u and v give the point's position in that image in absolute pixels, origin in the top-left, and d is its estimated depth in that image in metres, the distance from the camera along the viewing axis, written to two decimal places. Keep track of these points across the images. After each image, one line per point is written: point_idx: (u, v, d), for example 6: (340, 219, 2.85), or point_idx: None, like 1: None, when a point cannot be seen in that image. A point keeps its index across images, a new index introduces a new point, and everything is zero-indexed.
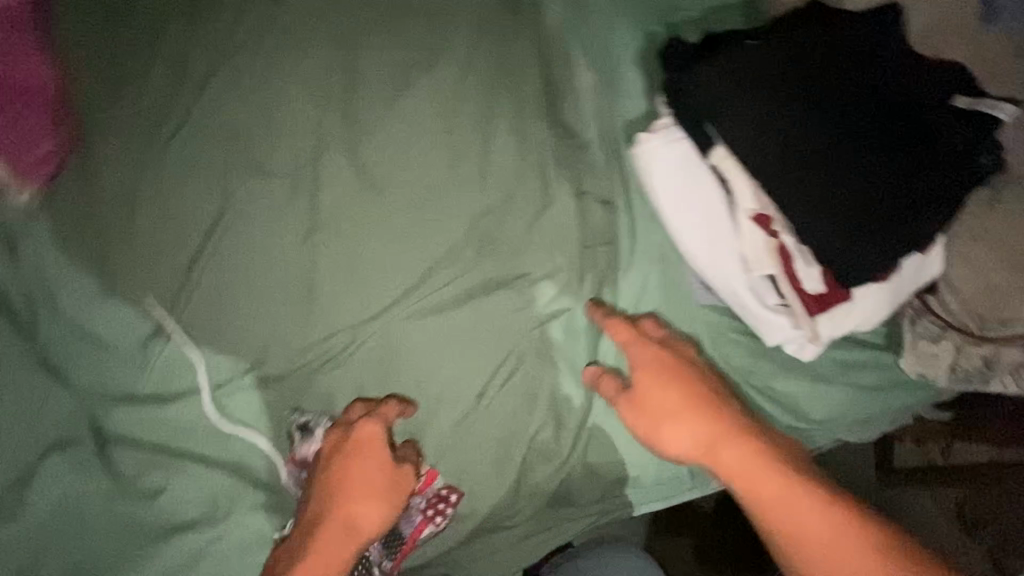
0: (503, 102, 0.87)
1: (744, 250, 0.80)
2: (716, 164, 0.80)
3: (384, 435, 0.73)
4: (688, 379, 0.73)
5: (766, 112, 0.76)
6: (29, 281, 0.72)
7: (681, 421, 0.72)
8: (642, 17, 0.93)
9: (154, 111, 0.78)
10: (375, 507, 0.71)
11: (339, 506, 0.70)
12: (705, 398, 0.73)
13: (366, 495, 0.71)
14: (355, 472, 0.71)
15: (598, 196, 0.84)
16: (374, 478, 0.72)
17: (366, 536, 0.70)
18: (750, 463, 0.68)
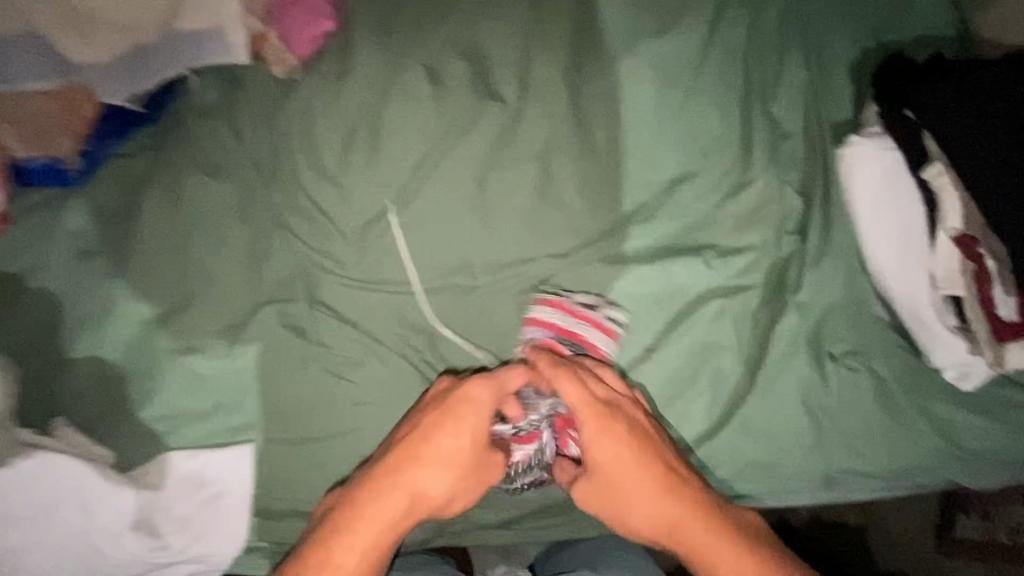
0: (720, 81, 0.89)
1: (936, 269, 0.81)
2: (928, 179, 0.80)
3: (482, 410, 0.68)
4: (655, 463, 0.71)
5: (994, 141, 0.77)
6: (277, 145, 0.76)
7: (651, 504, 0.70)
8: (860, 31, 0.96)
9: (413, 15, 0.82)
10: (446, 475, 0.67)
11: (401, 468, 0.67)
12: (667, 478, 0.70)
13: (431, 470, 0.67)
14: (438, 441, 0.67)
15: (797, 188, 0.87)
16: (447, 456, 0.67)
17: (432, 500, 0.68)
18: (711, 551, 0.68)
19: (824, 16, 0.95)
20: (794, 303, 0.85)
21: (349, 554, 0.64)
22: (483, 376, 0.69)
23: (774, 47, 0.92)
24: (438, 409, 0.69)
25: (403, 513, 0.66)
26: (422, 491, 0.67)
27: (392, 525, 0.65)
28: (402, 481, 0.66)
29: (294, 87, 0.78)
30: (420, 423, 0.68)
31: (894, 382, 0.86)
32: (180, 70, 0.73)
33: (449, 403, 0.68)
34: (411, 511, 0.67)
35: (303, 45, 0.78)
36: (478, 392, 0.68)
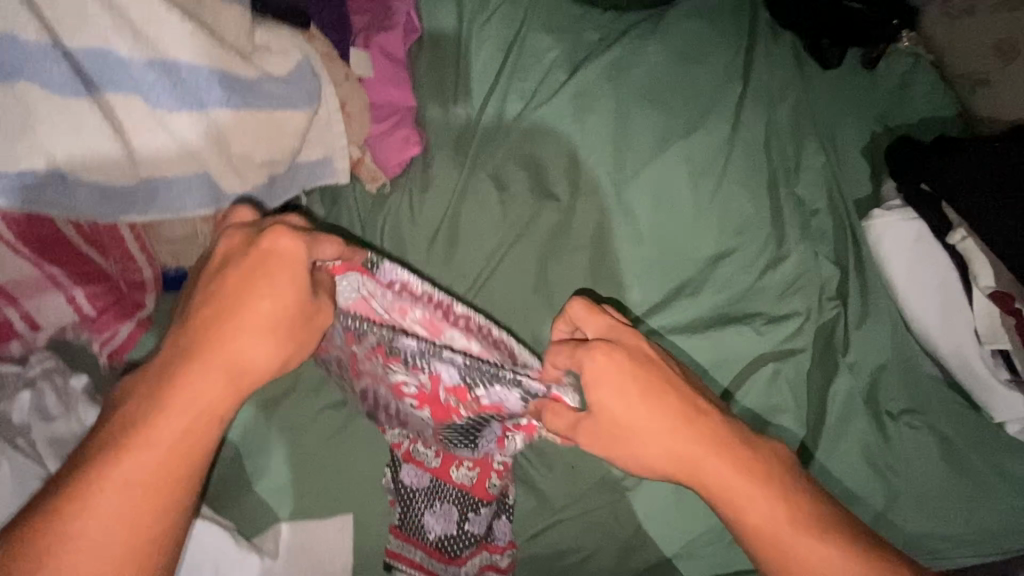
0: (745, 170, 1.01)
1: (979, 324, 0.88)
2: (955, 243, 0.89)
3: (299, 257, 0.58)
4: (658, 395, 0.63)
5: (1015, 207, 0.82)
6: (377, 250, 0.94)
7: (658, 438, 0.62)
8: (866, 119, 1.09)
9: (480, 137, 0.99)
10: (249, 345, 0.56)
11: (213, 337, 0.56)
12: (671, 406, 0.63)
13: (257, 332, 0.57)
14: (244, 300, 0.57)
15: (830, 257, 0.95)
16: (266, 320, 0.57)
17: (243, 379, 0.56)
18: (733, 494, 0.60)
19: (831, 110, 1.09)
20: (845, 364, 0.90)
21: (174, 427, 0.53)
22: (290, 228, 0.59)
23: (790, 139, 1.04)
24: (240, 271, 0.58)
25: (225, 384, 0.55)
26: (244, 357, 0.56)
27: (223, 400, 0.55)
28: (217, 353, 0.55)
29: (383, 198, 0.97)
30: (225, 289, 0.57)
31: (958, 437, 0.88)
32: (298, 187, 0.86)
33: (256, 258, 0.58)
34: (237, 383, 0.56)
35: (394, 167, 0.96)
36: (287, 245, 0.58)
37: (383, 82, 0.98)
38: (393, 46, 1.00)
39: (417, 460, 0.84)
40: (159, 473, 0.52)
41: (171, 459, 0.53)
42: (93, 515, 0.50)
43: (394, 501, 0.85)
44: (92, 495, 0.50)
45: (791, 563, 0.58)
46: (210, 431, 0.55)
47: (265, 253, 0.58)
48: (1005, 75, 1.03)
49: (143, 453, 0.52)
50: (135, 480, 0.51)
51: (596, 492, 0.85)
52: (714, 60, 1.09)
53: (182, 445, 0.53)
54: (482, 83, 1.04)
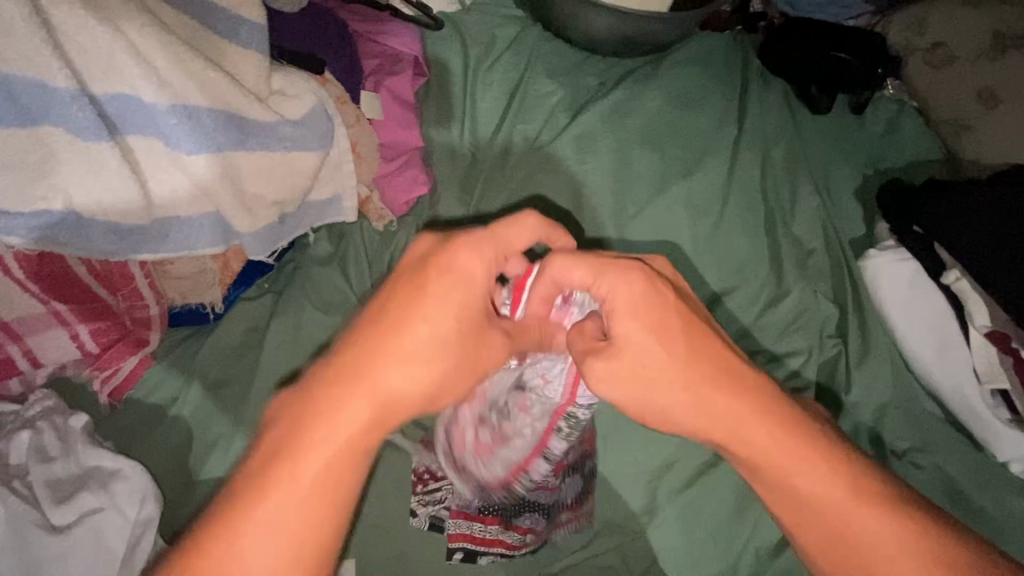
0: (742, 209, 1.04)
1: (977, 363, 0.88)
2: (949, 283, 0.90)
3: (481, 276, 0.55)
4: (688, 342, 0.56)
5: (999, 253, 0.86)
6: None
7: (704, 396, 0.55)
8: (857, 162, 1.13)
9: (485, 176, 1.02)
10: (409, 370, 0.52)
11: (369, 359, 0.51)
12: (720, 366, 0.56)
13: (412, 355, 0.52)
14: (399, 323, 0.52)
15: (829, 296, 0.98)
16: (428, 348, 0.52)
17: (399, 407, 0.52)
18: (773, 458, 0.55)
19: (824, 153, 1.13)
20: (848, 403, 0.91)
21: (328, 455, 0.49)
22: (474, 243, 0.55)
23: (785, 180, 1.08)
24: (402, 285, 0.54)
25: (374, 417, 0.51)
26: (398, 386, 0.51)
27: (367, 432, 0.51)
28: (367, 385, 0.51)
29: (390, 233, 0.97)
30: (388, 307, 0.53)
31: (966, 478, 0.87)
32: (306, 227, 0.88)
33: (438, 271, 0.54)
34: (389, 415, 0.52)
35: (401, 205, 0.97)
36: (478, 259, 0.55)
37: (392, 123, 1.00)
38: (402, 89, 1.04)
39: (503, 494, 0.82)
40: (313, 506, 0.48)
41: (322, 493, 0.48)
42: (257, 538, 0.47)
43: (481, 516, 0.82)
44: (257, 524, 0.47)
45: (843, 527, 0.54)
46: (353, 466, 0.50)
47: (432, 260, 0.55)
48: (988, 122, 1.08)
49: (293, 481, 0.48)
50: (296, 508, 0.48)
51: (606, 534, 0.84)
52: (710, 105, 1.14)
53: (325, 478, 0.49)
54: (488, 126, 1.08)
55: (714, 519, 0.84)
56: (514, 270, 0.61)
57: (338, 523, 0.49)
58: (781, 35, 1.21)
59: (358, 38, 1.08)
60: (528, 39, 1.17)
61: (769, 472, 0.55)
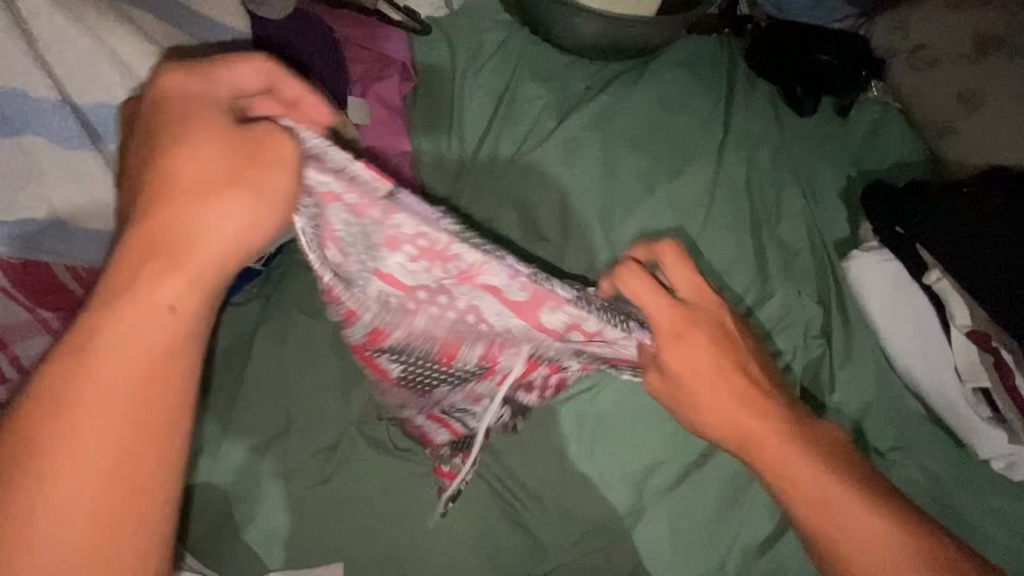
0: (727, 211, 1.05)
1: (958, 361, 0.90)
2: (931, 283, 0.91)
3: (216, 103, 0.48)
4: (717, 358, 0.63)
5: (979, 253, 0.86)
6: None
7: (720, 395, 0.63)
8: (841, 164, 1.15)
9: (473, 181, 1.03)
10: (196, 209, 0.45)
11: (145, 212, 0.45)
12: (738, 375, 0.63)
13: (213, 194, 0.45)
14: (169, 167, 0.46)
15: (814, 296, 0.99)
16: (196, 182, 0.45)
17: (203, 249, 0.45)
18: (780, 465, 0.60)
19: (808, 154, 1.15)
20: (832, 402, 0.92)
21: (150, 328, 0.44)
22: (187, 69, 0.49)
23: (771, 181, 1.09)
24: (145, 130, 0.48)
25: (190, 278, 0.45)
26: (201, 232, 0.45)
27: (170, 282, 0.45)
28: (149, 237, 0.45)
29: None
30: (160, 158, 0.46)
31: (947, 475, 0.89)
32: None
33: (166, 107, 0.48)
34: (189, 260, 0.45)
35: None
36: (194, 83, 0.49)
37: (380, 128, 1.01)
38: (390, 94, 1.05)
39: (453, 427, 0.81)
40: (143, 383, 0.43)
41: (148, 369, 0.43)
42: (81, 434, 0.41)
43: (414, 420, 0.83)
44: (78, 422, 0.41)
45: (829, 523, 0.57)
46: (168, 321, 0.44)
47: (167, 99, 0.48)
48: (969, 124, 1.09)
49: (94, 366, 0.42)
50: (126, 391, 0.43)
51: (593, 535, 0.84)
52: (696, 108, 1.15)
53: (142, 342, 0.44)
54: (475, 130, 1.08)
55: (699, 518, 0.85)
56: (275, 112, 0.52)
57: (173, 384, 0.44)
58: (766, 38, 1.22)
59: (345, 43, 1.08)
60: (515, 44, 1.18)
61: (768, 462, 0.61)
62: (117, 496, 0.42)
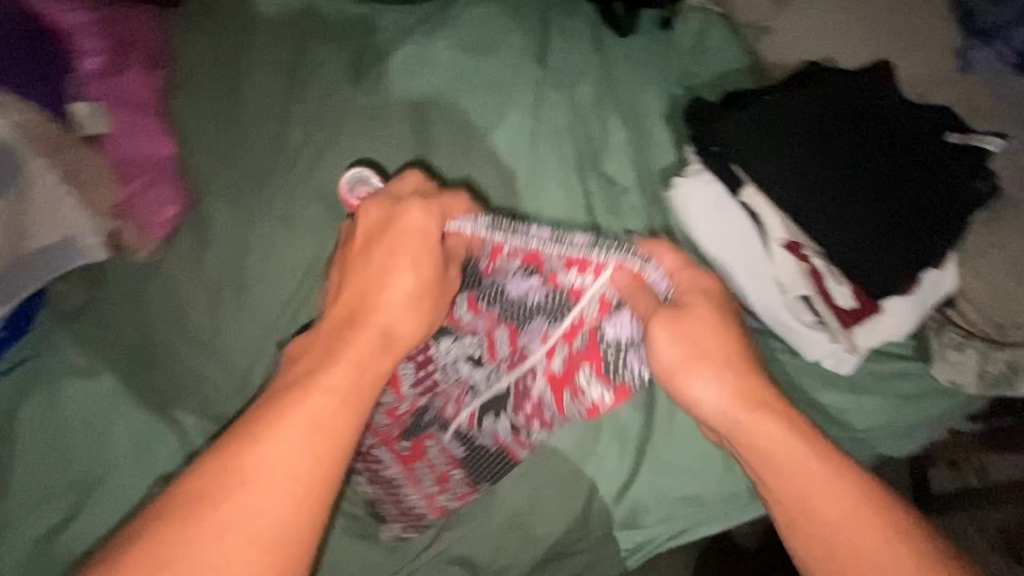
0: (549, 158, 0.98)
1: (778, 275, 0.90)
2: (746, 201, 0.90)
3: (432, 227, 0.69)
4: (728, 334, 0.70)
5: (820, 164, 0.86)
6: (159, 325, 0.84)
7: (736, 384, 0.68)
8: (666, 82, 1.09)
9: (259, 174, 0.90)
10: (413, 316, 0.68)
11: (374, 308, 0.66)
12: (753, 370, 0.69)
13: (414, 300, 0.68)
14: (388, 276, 0.67)
15: (641, 234, 0.96)
16: (405, 297, 0.67)
17: (402, 347, 0.66)
18: (791, 457, 0.65)
19: (632, 76, 1.08)
20: None
21: (331, 392, 0.59)
22: (379, 202, 0.71)
23: (594, 116, 1.03)
24: (380, 238, 0.69)
25: (385, 353, 0.64)
26: (389, 325, 0.66)
27: (361, 378, 0.61)
28: (370, 318, 0.66)
29: (147, 266, 0.86)
30: (372, 250, 0.68)
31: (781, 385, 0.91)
32: (40, 282, 0.81)
33: (386, 228, 0.69)
34: (391, 350, 0.65)
35: (159, 227, 0.86)
36: (381, 214, 0.70)
37: (129, 135, 0.87)
38: (138, 90, 0.90)
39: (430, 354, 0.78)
40: (317, 446, 0.56)
41: (330, 435, 0.57)
42: (268, 467, 0.54)
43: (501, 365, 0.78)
44: (272, 446, 0.55)
45: (854, 547, 0.62)
46: (357, 410, 0.59)
47: (367, 223, 0.70)
48: (783, 20, 1.07)
49: (297, 418, 0.56)
50: (313, 428, 0.56)
51: (449, 527, 0.84)
52: (508, 44, 1.04)
53: (330, 421, 0.57)
54: (256, 113, 0.94)
55: (551, 483, 0.86)
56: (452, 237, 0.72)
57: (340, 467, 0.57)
58: None
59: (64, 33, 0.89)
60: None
61: (777, 472, 0.66)
62: (278, 531, 0.53)
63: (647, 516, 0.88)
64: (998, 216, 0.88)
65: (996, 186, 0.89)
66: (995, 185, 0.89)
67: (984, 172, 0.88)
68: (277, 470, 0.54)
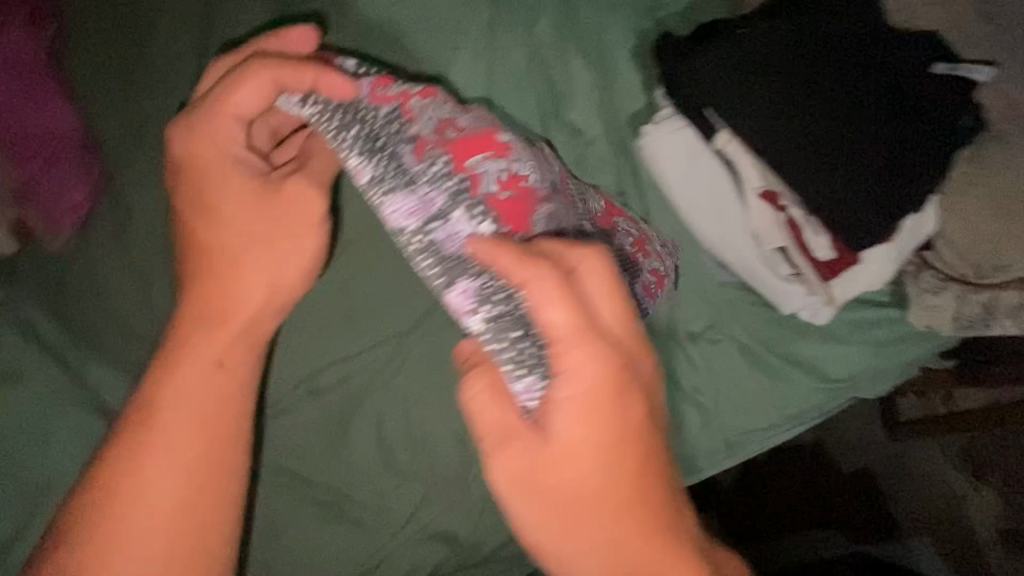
0: (506, 110, 0.89)
1: (753, 227, 0.84)
2: (720, 148, 0.84)
3: (199, 128, 0.61)
4: (572, 428, 0.48)
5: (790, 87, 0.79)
6: (98, 327, 0.79)
7: (594, 477, 0.48)
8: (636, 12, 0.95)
9: None
10: (293, 269, 0.63)
11: (237, 262, 0.61)
12: (637, 481, 0.49)
13: (240, 258, 0.61)
14: (231, 216, 0.62)
15: (610, 189, 0.89)
16: (267, 235, 0.62)
17: (264, 308, 0.61)
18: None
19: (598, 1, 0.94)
20: None
21: (177, 416, 0.55)
22: (190, 124, 0.62)
23: (555, 56, 0.92)
24: (192, 165, 0.62)
25: (223, 346, 0.59)
26: (223, 290, 0.61)
27: (224, 388, 0.58)
28: (212, 282, 0.61)
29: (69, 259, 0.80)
30: (219, 177, 0.62)
31: (757, 342, 0.88)
32: None
33: (179, 165, 0.63)
34: (226, 319, 0.60)
35: (66, 215, 0.79)
36: (196, 142, 0.61)
37: (20, 107, 0.78)
38: (24, 53, 0.79)
39: (498, 148, 0.66)
40: (201, 453, 0.55)
41: (208, 433, 0.56)
42: (146, 482, 0.53)
43: (528, 180, 0.65)
44: (137, 464, 0.53)
45: None
46: (235, 410, 0.58)
47: (184, 153, 0.62)
48: None
49: (153, 438, 0.54)
50: (186, 427, 0.55)
51: (426, 505, 0.84)
52: None
53: (212, 408, 0.56)
54: (169, 73, 0.82)
55: None
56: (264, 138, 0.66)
57: (237, 461, 0.57)
58: None
59: None
60: None
61: None
62: (192, 556, 0.53)
63: None
64: (980, 153, 0.83)
65: (981, 120, 0.84)
66: (981, 120, 0.84)
67: (971, 108, 0.83)
68: (152, 486, 0.53)
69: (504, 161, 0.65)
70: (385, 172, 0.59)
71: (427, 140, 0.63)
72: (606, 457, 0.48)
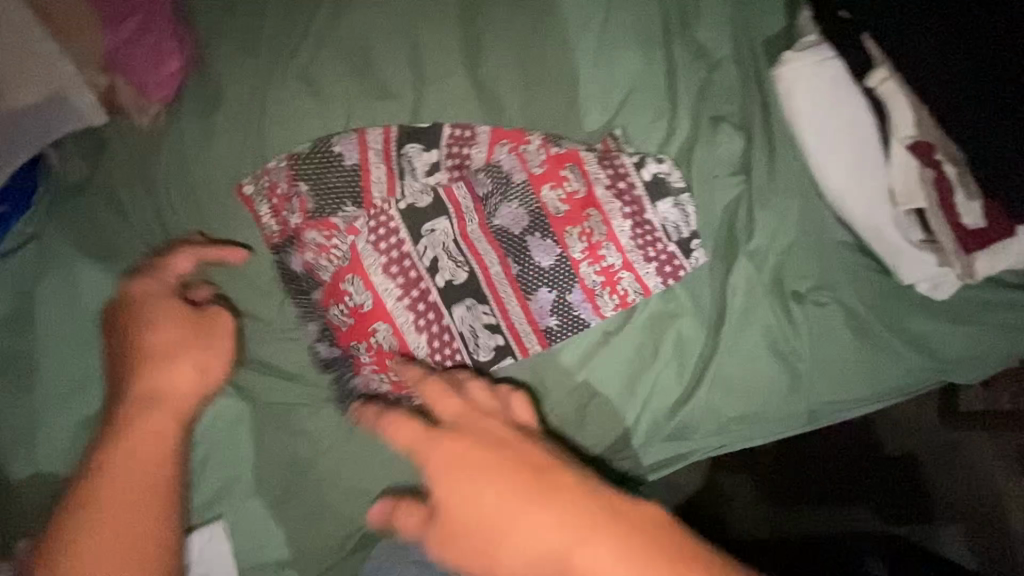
0: (626, 20, 0.80)
1: (893, 182, 0.75)
2: (873, 88, 0.74)
3: (153, 288, 0.70)
4: (435, 454, 0.59)
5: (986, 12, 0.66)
6: (180, 210, 0.75)
7: (478, 492, 0.55)
8: None
9: (278, 33, 0.77)
10: (185, 358, 0.66)
11: (136, 381, 0.64)
12: (517, 477, 0.54)
13: (165, 360, 0.65)
14: (143, 346, 0.66)
15: (733, 122, 0.80)
16: (172, 343, 0.66)
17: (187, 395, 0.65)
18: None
19: None
20: (747, 246, 0.80)
21: (118, 465, 0.59)
22: (145, 274, 0.70)
23: None
24: (118, 323, 0.68)
25: (169, 423, 0.63)
26: (154, 388, 0.64)
27: (157, 444, 0.61)
28: (135, 387, 0.64)
29: (156, 136, 0.76)
30: (124, 330, 0.68)
31: (867, 309, 0.81)
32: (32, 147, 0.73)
33: (118, 312, 0.69)
34: (172, 414, 0.64)
35: (158, 87, 0.75)
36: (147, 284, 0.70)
37: None
38: None
39: (331, 222, 0.73)
40: (133, 496, 0.58)
41: (134, 490, 0.58)
42: (94, 536, 0.55)
43: (398, 287, 0.73)
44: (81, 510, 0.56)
45: None
46: (155, 469, 0.60)
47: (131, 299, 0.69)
48: None
49: (110, 480, 0.58)
50: (110, 486, 0.57)
51: None
52: None
53: (143, 479, 0.59)
54: None
55: (602, 396, 0.79)
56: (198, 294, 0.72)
57: (165, 510, 0.59)
58: None
59: None
60: None
61: None
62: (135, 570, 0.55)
63: (698, 432, 0.81)
64: None
65: None
66: None
67: None
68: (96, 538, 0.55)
69: (457, 259, 0.74)
70: (297, 297, 0.74)
71: (310, 253, 0.73)
72: (486, 462, 0.56)
